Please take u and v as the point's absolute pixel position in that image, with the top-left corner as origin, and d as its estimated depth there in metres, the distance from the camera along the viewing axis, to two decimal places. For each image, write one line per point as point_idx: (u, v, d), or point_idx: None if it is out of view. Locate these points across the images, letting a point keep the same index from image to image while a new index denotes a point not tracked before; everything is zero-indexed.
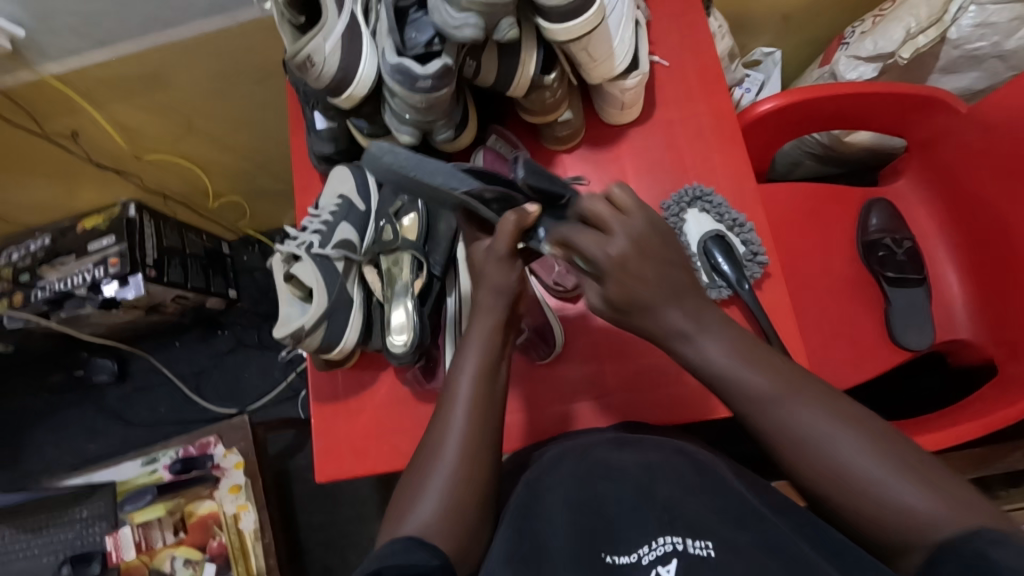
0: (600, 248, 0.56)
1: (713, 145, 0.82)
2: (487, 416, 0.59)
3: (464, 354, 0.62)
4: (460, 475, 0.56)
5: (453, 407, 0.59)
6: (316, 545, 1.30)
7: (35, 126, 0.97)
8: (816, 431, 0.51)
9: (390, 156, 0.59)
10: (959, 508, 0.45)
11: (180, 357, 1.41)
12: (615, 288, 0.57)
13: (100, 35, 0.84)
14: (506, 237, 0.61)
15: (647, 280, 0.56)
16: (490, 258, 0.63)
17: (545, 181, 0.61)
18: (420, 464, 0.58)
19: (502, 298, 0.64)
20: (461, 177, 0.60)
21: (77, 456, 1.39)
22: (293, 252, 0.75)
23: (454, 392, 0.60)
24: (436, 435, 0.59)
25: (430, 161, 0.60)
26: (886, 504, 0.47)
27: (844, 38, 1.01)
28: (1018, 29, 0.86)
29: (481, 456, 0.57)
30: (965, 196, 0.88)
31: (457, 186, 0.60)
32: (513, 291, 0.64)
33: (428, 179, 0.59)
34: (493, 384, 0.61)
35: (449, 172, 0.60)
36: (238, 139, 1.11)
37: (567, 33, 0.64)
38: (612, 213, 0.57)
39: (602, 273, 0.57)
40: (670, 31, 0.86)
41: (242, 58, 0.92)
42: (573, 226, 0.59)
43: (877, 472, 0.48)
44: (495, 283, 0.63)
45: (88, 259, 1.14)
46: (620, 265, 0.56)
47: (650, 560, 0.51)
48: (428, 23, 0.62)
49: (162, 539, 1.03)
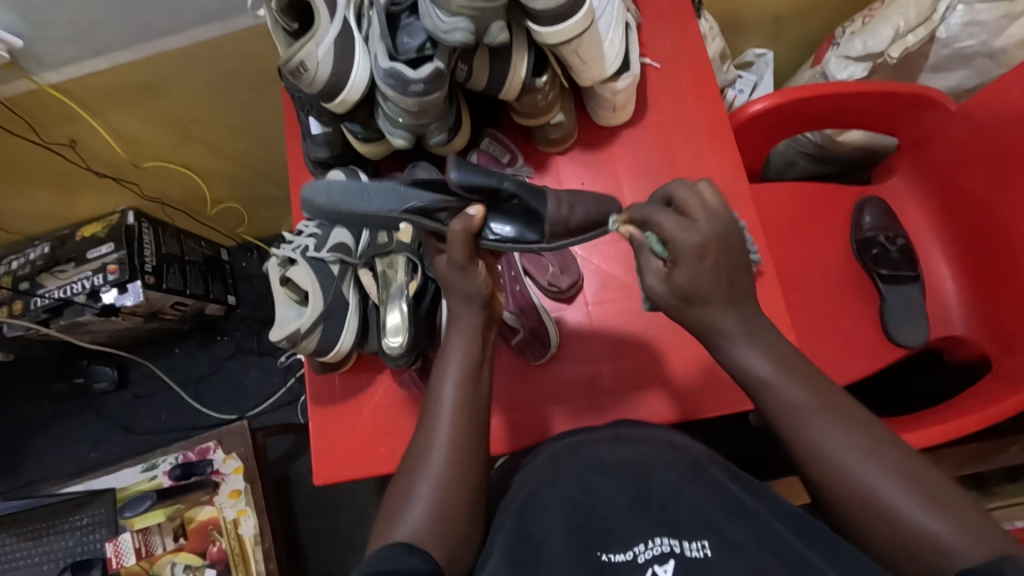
0: (683, 233, 0.55)
1: (704, 145, 0.83)
2: (471, 422, 0.60)
3: (445, 360, 0.63)
4: (455, 480, 0.57)
5: (438, 414, 0.60)
6: (317, 551, 1.30)
7: (34, 135, 0.98)
8: (846, 452, 0.52)
9: (324, 191, 0.59)
10: (980, 542, 0.46)
11: (180, 364, 1.42)
12: (686, 273, 0.56)
13: (97, 44, 0.84)
14: (461, 249, 0.61)
15: (708, 277, 0.55)
16: (453, 269, 0.62)
17: (479, 178, 0.59)
18: (409, 469, 0.59)
19: (474, 303, 0.64)
20: (400, 195, 0.60)
21: (79, 463, 1.39)
22: (289, 256, 0.76)
23: (442, 393, 0.61)
24: (425, 438, 0.59)
25: (367, 184, 0.60)
26: (908, 532, 0.48)
27: (835, 38, 1.02)
28: (1006, 27, 0.87)
29: (468, 459, 0.58)
30: (957, 193, 0.88)
31: (395, 206, 0.59)
32: (484, 296, 0.64)
33: (364, 206, 0.59)
34: (476, 387, 0.62)
35: (384, 195, 0.60)
36: (236, 146, 1.12)
37: (556, 36, 0.65)
38: (700, 203, 0.56)
39: (678, 256, 0.55)
40: (661, 33, 0.87)
41: (238, 66, 0.93)
42: (656, 207, 0.57)
43: (899, 500, 0.49)
44: (466, 291, 0.63)
45: (87, 267, 1.16)
46: (700, 251, 0.54)
47: (646, 560, 0.50)
48: (419, 27, 0.63)
49: (162, 545, 1.04)
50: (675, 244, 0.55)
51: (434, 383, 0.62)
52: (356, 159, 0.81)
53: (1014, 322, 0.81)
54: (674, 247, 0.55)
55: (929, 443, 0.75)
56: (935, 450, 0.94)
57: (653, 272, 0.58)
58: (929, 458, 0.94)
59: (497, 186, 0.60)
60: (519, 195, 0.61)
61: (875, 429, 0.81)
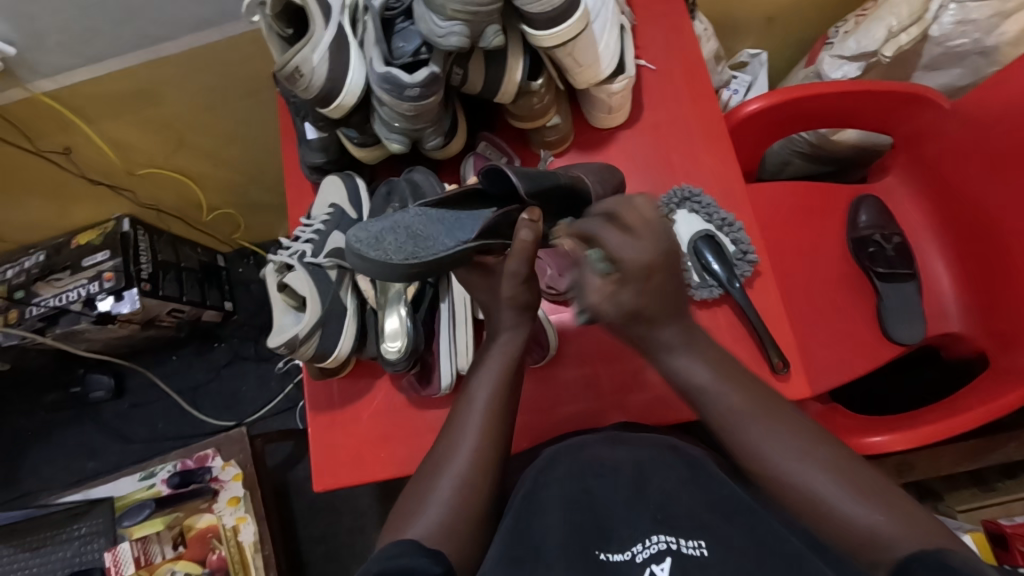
0: (630, 252, 0.55)
1: (699, 144, 0.83)
2: (502, 428, 0.61)
3: (484, 366, 0.64)
4: (469, 485, 0.57)
5: (466, 418, 0.60)
6: (317, 557, 1.29)
7: (28, 144, 0.97)
8: (800, 441, 0.54)
9: (386, 245, 0.56)
10: (920, 532, 0.47)
11: (177, 371, 1.41)
12: (633, 292, 0.56)
13: (92, 53, 0.84)
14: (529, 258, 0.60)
15: (652, 297, 0.57)
16: (513, 282, 0.62)
17: (540, 181, 0.59)
18: (428, 469, 0.59)
19: (524, 316, 0.65)
20: (458, 222, 0.59)
21: (76, 474, 1.38)
22: (287, 262, 0.76)
23: (471, 398, 0.62)
24: (449, 442, 0.60)
25: (426, 222, 0.58)
26: (852, 521, 0.49)
27: (828, 38, 1.02)
28: (998, 24, 0.88)
29: (494, 462, 0.59)
30: (951, 189, 0.89)
31: (465, 236, 0.58)
32: (533, 305, 0.65)
33: (439, 248, 0.57)
34: (511, 393, 0.63)
35: (447, 225, 0.58)
36: (231, 152, 1.12)
37: (552, 39, 0.65)
38: (641, 220, 0.56)
39: (629, 278, 0.56)
40: (655, 35, 0.87)
41: (232, 73, 0.93)
42: (601, 221, 0.57)
43: (842, 492, 0.50)
44: (519, 301, 0.63)
45: (82, 275, 1.15)
46: (646, 272, 0.56)
47: (644, 560, 0.50)
48: (414, 32, 0.63)
49: (161, 554, 1.02)
50: (626, 264, 0.55)
51: (471, 383, 0.63)
52: (352, 163, 0.81)
53: (1011, 319, 0.81)
54: (625, 268, 0.55)
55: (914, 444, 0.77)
56: (934, 446, 0.94)
57: (592, 287, 0.57)
58: (928, 455, 0.95)
59: (554, 185, 0.60)
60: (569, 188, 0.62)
61: (873, 426, 0.82)
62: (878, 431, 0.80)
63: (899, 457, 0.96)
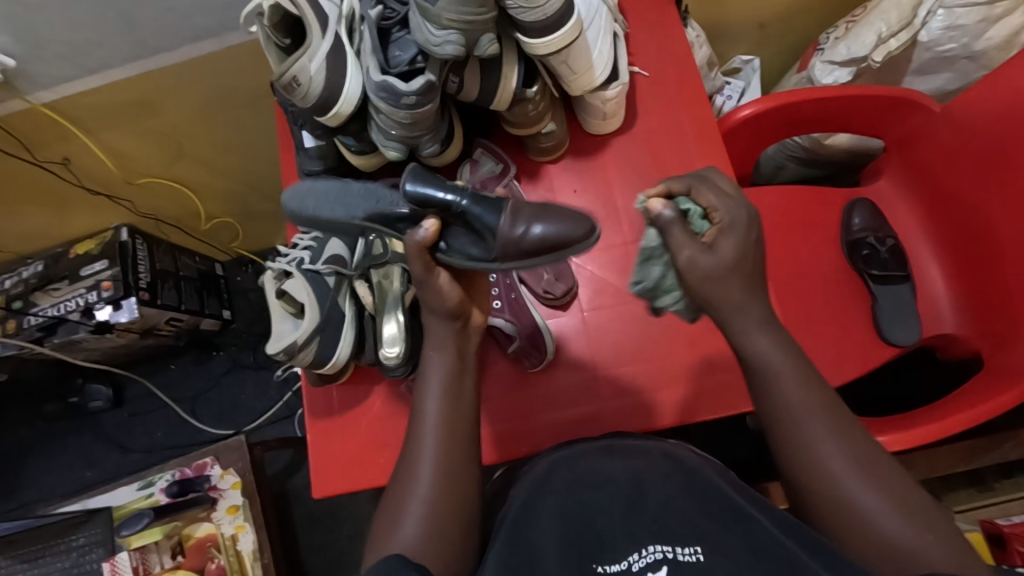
0: (730, 205, 0.58)
1: (695, 151, 0.84)
2: (456, 441, 0.59)
3: (425, 375, 0.62)
4: (441, 496, 0.55)
5: (426, 431, 0.59)
6: (317, 566, 1.29)
7: (27, 154, 0.98)
8: (825, 459, 0.53)
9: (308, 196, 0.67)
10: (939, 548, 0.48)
11: (176, 380, 1.41)
12: (728, 244, 0.57)
13: (90, 64, 0.85)
14: (450, 289, 0.62)
15: (749, 251, 0.57)
16: (420, 287, 0.62)
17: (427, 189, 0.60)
18: (400, 483, 0.58)
19: (447, 318, 0.63)
20: (358, 203, 0.65)
21: (75, 484, 1.38)
22: (285, 269, 0.76)
23: (422, 412, 0.60)
24: (411, 456, 0.59)
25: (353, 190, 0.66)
26: (879, 540, 0.49)
27: (818, 44, 1.04)
28: (986, 30, 0.89)
29: (465, 476, 0.57)
30: (944, 193, 0.90)
31: (352, 213, 0.64)
32: (461, 313, 0.63)
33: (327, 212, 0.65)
34: (459, 402, 0.61)
35: (348, 202, 0.65)
36: (230, 162, 1.13)
37: (547, 47, 0.66)
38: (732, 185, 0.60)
39: (732, 229, 0.57)
40: (649, 42, 0.88)
41: (231, 82, 0.94)
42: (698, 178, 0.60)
43: (863, 504, 0.51)
44: (432, 305, 0.62)
45: (81, 284, 1.15)
46: (746, 225, 0.57)
47: (640, 568, 0.49)
48: (411, 41, 0.64)
49: (160, 563, 1.03)
50: (723, 213, 0.57)
51: (420, 399, 0.61)
52: (351, 171, 0.82)
53: (1006, 320, 0.81)
54: (728, 216, 0.57)
55: (911, 445, 0.77)
56: (932, 447, 0.95)
57: (683, 241, 0.57)
58: (926, 457, 0.95)
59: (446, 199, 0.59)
60: (470, 211, 0.59)
61: (869, 428, 0.82)
62: (876, 430, 0.81)
63: (897, 459, 0.96)
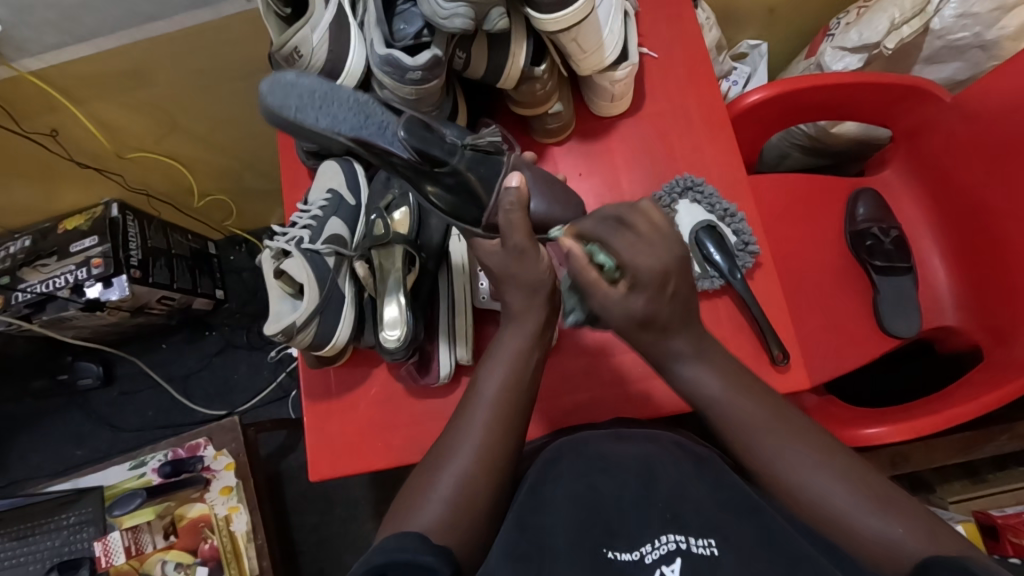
0: (643, 259, 0.51)
1: (703, 136, 0.82)
2: (508, 427, 0.58)
3: (494, 357, 0.61)
4: (470, 479, 0.54)
5: (473, 413, 0.58)
6: (310, 547, 1.28)
7: (14, 125, 0.95)
8: (806, 464, 0.53)
9: (290, 91, 0.57)
10: (934, 541, 0.47)
11: (167, 359, 1.39)
12: (643, 299, 0.53)
13: (81, 31, 0.82)
14: (522, 229, 0.56)
15: (666, 304, 0.54)
16: (506, 255, 0.58)
17: (430, 143, 0.59)
18: (429, 464, 0.57)
19: (536, 296, 0.60)
20: (350, 116, 0.57)
21: (64, 462, 1.37)
22: (284, 248, 0.74)
23: (478, 393, 0.59)
24: (452, 437, 0.58)
25: (337, 92, 0.57)
26: (870, 538, 0.48)
27: (828, 29, 1.02)
28: (1000, 18, 0.87)
29: (502, 461, 0.56)
30: (951, 184, 0.89)
31: (343, 129, 0.57)
32: (545, 288, 0.60)
33: (317, 117, 0.56)
34: (523, 392, 0.60)
35: (344, 113, 0.57)
36: (224, 137, 1.10)
37: (557, 24, 0.64)
38: (652, 227, 0.52)
39: (643, 284, 0.52)
40: (659, 22, 0.86)
41: (227, 54, 0.91)
42: (610, 227, 0.53)
43: (849, 503, 0.50)
44: (525, 279, 0.59)
45: (70, 260, 1.13)
46: (660, 281, 0.52)
47: (654, 560, 0.48)
48: (416, 14, 0.62)
49: (152, 543, 1.02)
50: (637, 272, 0.51)
51: (478, 378, 0.61)
52: None
53: (1007, 313, 0.81)
54: (636, 275, 0.52)
55: (910, 435, 0.77)
56: (930, 439, 0.95)
57: (605, 293, 0.55)
58: (923, 448, 0.96)
59: (448, 159, 0.60)
60: (468, 171, 0.61)
61: (868, 419, 0.82)
62: (876, 421, 0.81)
63: (894, 450, 0.97)
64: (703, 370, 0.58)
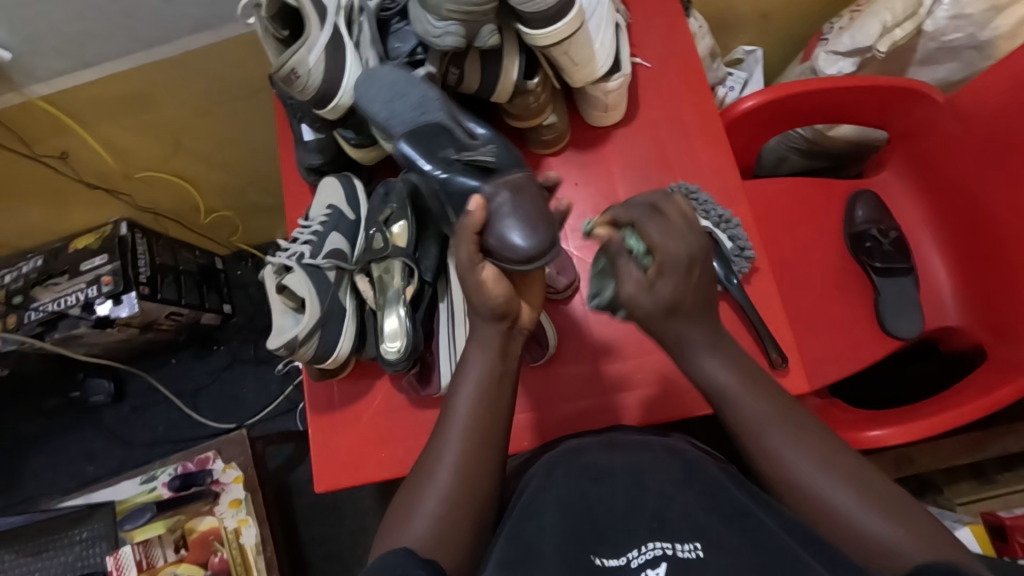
0: (672, 243, 0.54)
1: (697, 143, 0.83)
2: (490, 438, 0.58)
3: (463, 372, 0.61)
4: (458, 494, 0.55)
5: (450, 429, 0.58)
6: (319, 559, 1.29)
7: (26, 149, 0.97)
8: (807, 471, 0.53)
9: (373, 81, 0.64)
10: (929, 544, 0.47)
11: (177, 374, 1.41)
12: (670, 284, 0.54)
13: (87, 56, 0.84)
14: (469, 248, 0.57)
15: (688, 291, 0.55)
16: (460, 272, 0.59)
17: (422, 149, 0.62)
18: (416, 479, 0.58)
19: (494, 316, 0.60)
20: (412, 115, 0.63)
21: (77, 478, 1.38)
22: (285, 263, 0.76)
23: (453, 411, 0.59)
24: (435, 452, 0.58)
25: (410, 89, 0.63)
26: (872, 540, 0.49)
27: (822, 34, 1.02)
28: (992, 19, 0.88)
29: (487, 474, 0.57)
30: (948, 184, 0.89)
31: (397, 126, 0.63)
32: (505, 313, 0.60)
33: (378, 110, 0.64)
34: (497, 402, 0.60)
35: (408, 110, 0.63)
36: (228, 155, 1.12)
37: (548, 38, 0.65)
38: (682, 217, 0.55)
39: (669, 268, 0.54)
40: (652, 32, 0.87)
41: (229, 74, 0.93)
42: (644, 211, 0.56)
43: (851, 506, 0.50)
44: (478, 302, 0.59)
45: (81, 279, 1.15)
46: (686, 265, 0.54)
47: (639, 564, 0.49)
48: (410, 34, 0.68)
49: (163, 556, 1.02)
50: (664, 254, 0.53)
51: (449, 393, 0.61)
52: (350, 164, 0.82)
53: (1008, 311, 0.81)
54: (663, 257, 0.53)
55: (913, 438, 0.77)
56: (935, 440, 0.95)
57: (631, 277, 0.55)
58: (928, 448, 0.95)
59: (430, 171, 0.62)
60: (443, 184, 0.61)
61: (870, 421, 0.82)
62: (877, 424, 0.81)
63: (899, 452, 0.96)
64: (701, 374, 0.59)
